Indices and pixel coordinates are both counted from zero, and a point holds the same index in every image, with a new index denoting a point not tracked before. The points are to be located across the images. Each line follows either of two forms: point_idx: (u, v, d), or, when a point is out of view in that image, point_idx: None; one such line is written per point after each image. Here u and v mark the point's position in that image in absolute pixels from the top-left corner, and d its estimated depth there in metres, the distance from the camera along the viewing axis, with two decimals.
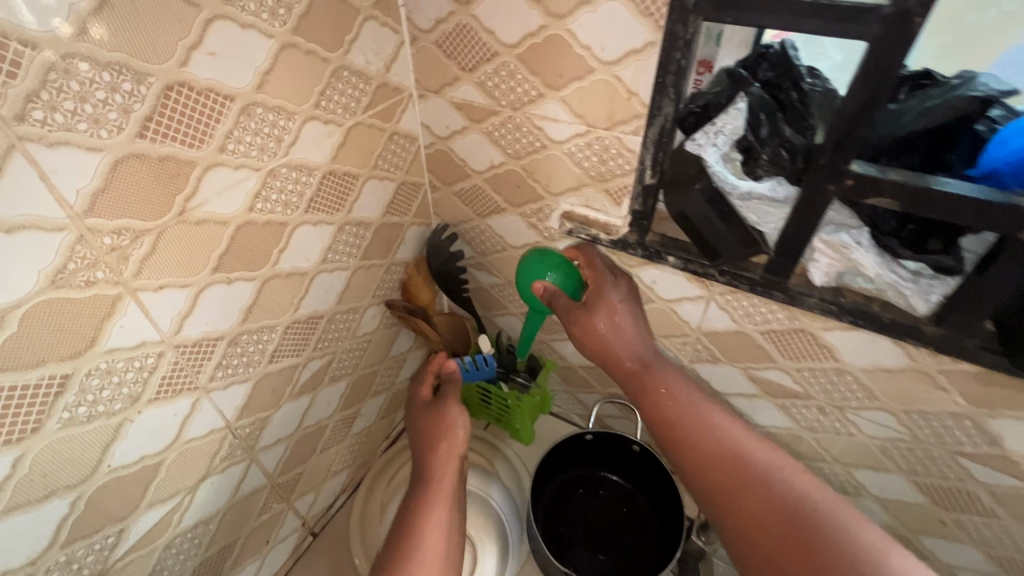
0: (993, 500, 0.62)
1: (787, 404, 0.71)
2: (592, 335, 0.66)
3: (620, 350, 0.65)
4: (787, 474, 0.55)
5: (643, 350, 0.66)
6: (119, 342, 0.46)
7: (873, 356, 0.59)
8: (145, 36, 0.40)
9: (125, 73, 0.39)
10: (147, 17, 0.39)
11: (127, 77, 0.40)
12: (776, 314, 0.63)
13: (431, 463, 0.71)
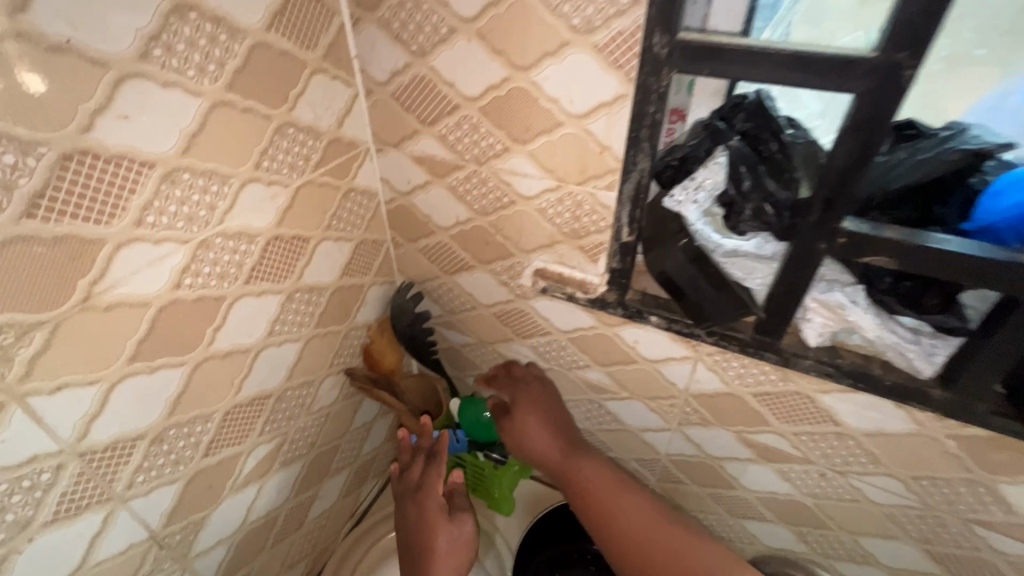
0: (1012, 569, 0.58)
1: (784, 468, 0.66)
2: (517, 438, 0.73)
3: (540, 446, 0.71)
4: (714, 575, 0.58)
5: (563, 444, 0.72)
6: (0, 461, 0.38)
7: (875, 419, 0.55)
8: (31, 101, 0.34)
9: (6, 143, 0.33)
10: (34, 79, 0.33)
11: (10, 147, 0.33)
12: (769, 376, 0.58)
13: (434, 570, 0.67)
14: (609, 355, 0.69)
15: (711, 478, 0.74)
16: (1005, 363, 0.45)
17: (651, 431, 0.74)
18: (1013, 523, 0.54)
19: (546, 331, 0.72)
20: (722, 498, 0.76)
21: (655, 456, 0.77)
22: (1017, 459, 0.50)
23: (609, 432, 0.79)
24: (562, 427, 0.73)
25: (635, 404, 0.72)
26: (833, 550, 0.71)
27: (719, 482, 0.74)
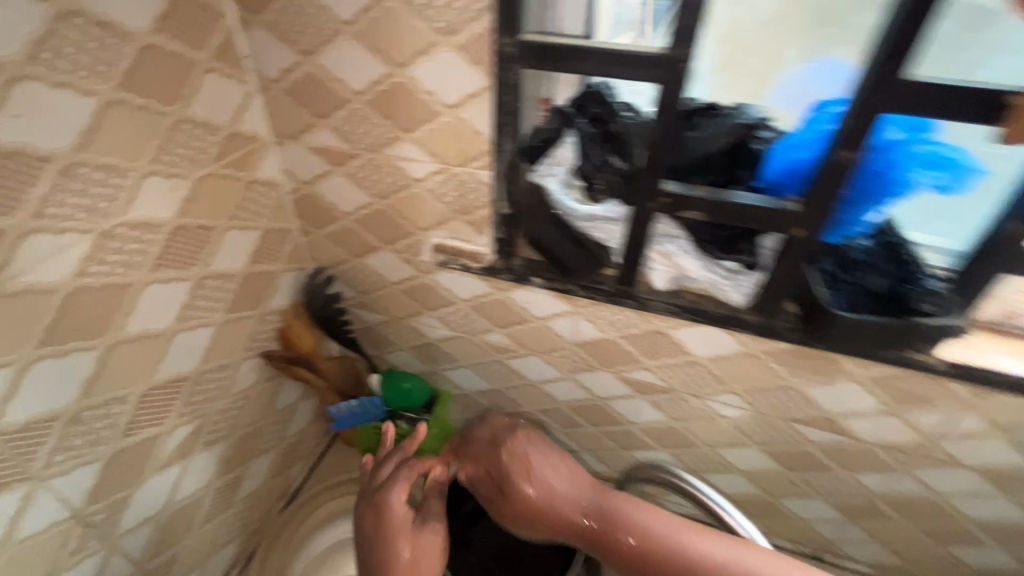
0: (824, 455, 0.73)
1: (656, 399, 0.78)
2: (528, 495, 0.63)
3: (568, 511, 0.60)
4: None
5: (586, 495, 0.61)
6: None
7: (711, 345, 0.68)
8: None
9: None
10: None
11: None
12: (632, 319, 0.70)
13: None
14: (506, 317, 0.78)
15: (604, 418, 0.86)
16: (789, 288, 0.59)
17: (550, 382, 0.85)
18: (819, 417, 0.69)
19: (451, 301, 0.80)
20: (615, 434, 0.88)
21: (557, 406, 0.88)
22: (810, 364, 0.64)
23: (516, 388, 0.89)
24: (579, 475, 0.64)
25: (534, 359, 0.82)
26: (704, 466, 0.84)
27: (610, 420, 0.85)
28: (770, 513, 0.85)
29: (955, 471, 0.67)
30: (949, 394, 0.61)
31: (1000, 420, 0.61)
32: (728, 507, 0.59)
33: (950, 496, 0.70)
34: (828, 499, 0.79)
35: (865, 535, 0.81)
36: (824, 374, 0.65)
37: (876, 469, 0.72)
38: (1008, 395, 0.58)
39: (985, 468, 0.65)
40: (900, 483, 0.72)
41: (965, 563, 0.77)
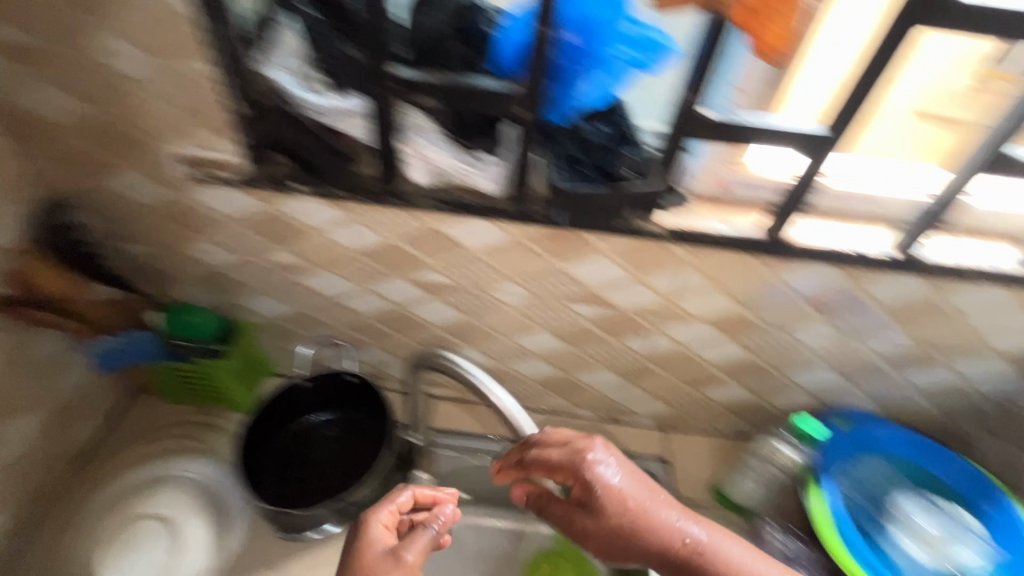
0: (597, 327, 0.82)
1: (449, 297, 0.82)
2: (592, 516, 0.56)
3: (665, 537, 0.55)
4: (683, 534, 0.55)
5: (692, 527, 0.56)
6: None
7: (479, 236, 0.71)
8: None
9: None
10: None
11: None
12: (403, 219, 0.71)
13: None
14: (285, 233, 0.75)
15: (410, 325, 0.88)
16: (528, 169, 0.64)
17: (350, 297, 0.84)
18: (585, 294, 0.77)
19: (220, 221, 0.75)
20: (425, 340, 0.90)
21: (364, 320, 0.88)
22: (563, 243, 0.70)
23: (320, 308, 0.87)
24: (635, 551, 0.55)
25: (325, 274, 0.81)
26: (507, 356, 0.91)
27: (416, 326, 0.88)
28: (570, 388, 0.96)
29: (693, 324, 0.80)
30: (674, 257, 0.70)
31: (713, 274, 0.72)
32: (489, 381, 0.63)
33: (694, 346, 0.83)
34: (610, 367, 0.90)
35: (643, 392, 0.95)
36: (578, 252, 0.71)
37: (637, 333, 0.82)
38: (714, 251, 0.69)
39: (713, 317, 0.78)
40: (657, 342, 0.83)
41: (716, 400, 0.94)
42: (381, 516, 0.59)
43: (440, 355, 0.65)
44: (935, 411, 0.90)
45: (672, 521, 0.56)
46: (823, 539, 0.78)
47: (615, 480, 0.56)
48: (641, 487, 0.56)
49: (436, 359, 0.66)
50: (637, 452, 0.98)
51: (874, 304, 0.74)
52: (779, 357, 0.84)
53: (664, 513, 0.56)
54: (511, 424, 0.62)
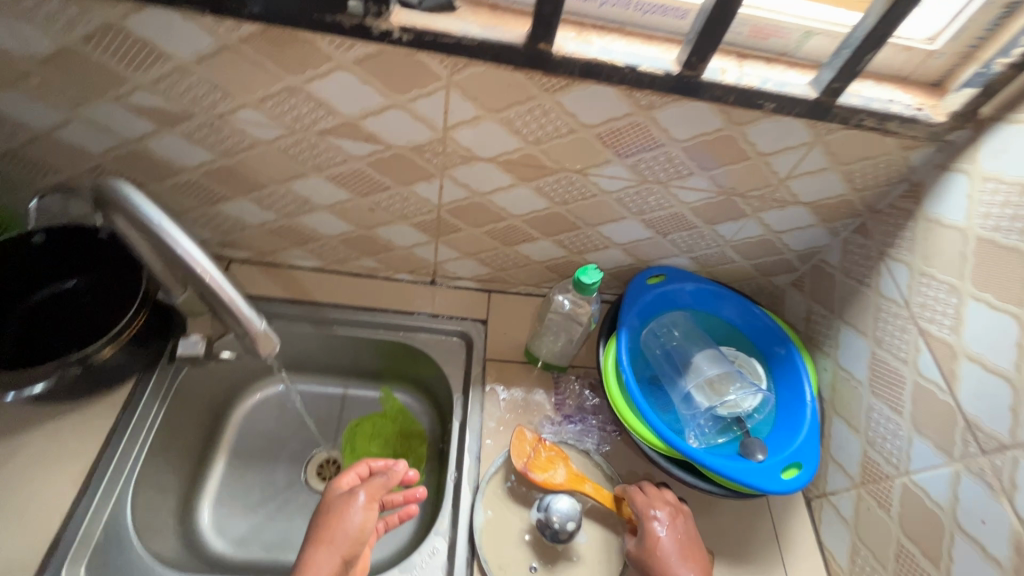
0: (376, 170, 0.71)
1: (186, 130, 0.66)
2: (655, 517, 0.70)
3: (673, 530, 0.69)
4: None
5: (689, 542, 0.69)
6: None
7: (180, 37, 0.56)
8: None
9: None
10: None
11: None
12: (66, 8, 0.53)
13: (306, 560, 0.67)
14: None
15: (157, 169, 0.73)
16: None
17: (62, 129, 0.67)
18: (343, 125, 0.64)
19: None
20: (186, 188, 0.76)
21: (97, 162, 0.72)
22: (288, 48, 0.56)
23: (33, 146, 0.70)
24: (688, 529, 0.70)
25: (11, 95, 0.63)
26: (288, 208, 0.79)
27: (163, 170, 0.73)
28: (375, 248, 0.87)
29: (479, 166, 0.70)
30: (429, 73, 0.58)
31: (482, 98, 0.61)
32: (166, 221, 0.52)
33: (489, 194, 0.74)
34: (410, 221, 0.80)
35: (454, 251, 0.87)
36: (314, 64, 0.58)
37: (422, 177, 0.72)
38: (472, 64, 0.57)
39: (499, 157, 0.68)
40: (447, 188, 0.74)
41: (531, 259, 0.88)
42: (344, 480, 0.76)
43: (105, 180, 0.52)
44: (746, 267, 0.88)
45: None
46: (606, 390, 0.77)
47: (661, 533, 0.68)
48: (684, 539, 0.69)
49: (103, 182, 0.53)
50: (454, 315, 0.93)
51: (668, 139, 0.66)
52: (586, 209, 0.77)
53: (682, 574, 0.66)
54: (190, 270, 0.54)
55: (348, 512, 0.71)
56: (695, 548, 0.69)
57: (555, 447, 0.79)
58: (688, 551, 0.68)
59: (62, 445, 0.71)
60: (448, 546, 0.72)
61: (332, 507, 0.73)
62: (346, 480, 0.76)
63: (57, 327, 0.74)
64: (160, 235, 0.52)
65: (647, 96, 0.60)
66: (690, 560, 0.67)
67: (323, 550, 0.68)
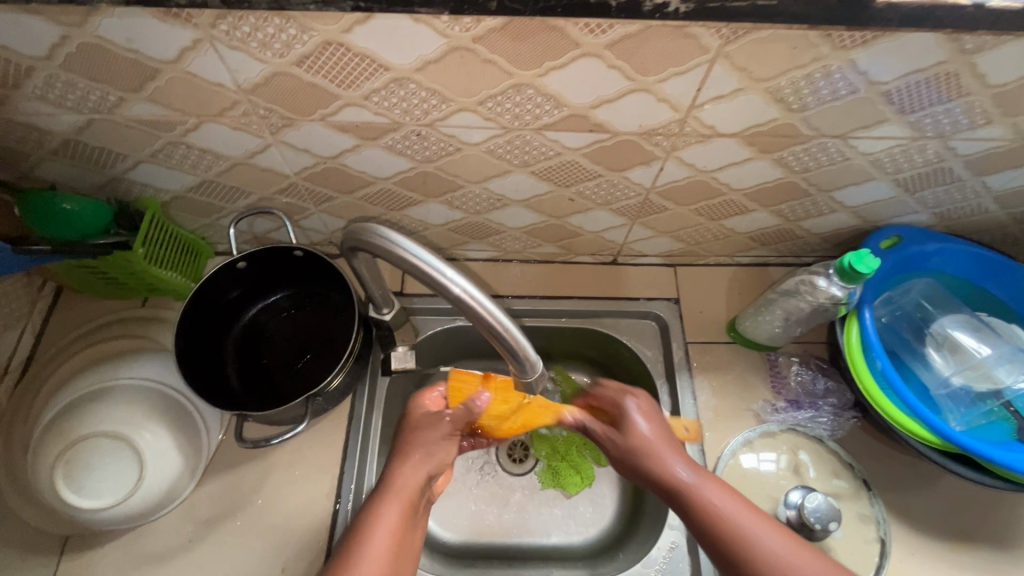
0: (591, 160, 0.62)
1: (390, 142, 0.60)
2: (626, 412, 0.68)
3: (643, 424, 0.66)
4: (697, 473, 0.61)
5: (664, 439, 0.65)
6: None
7: (408, 46, 0.48)
8: None
9: None
10: None
11: None
12: (285, 30, 0.46)
13: (397, 480, 0.59)
14: (129, 70, 0.51)
15: (350, 183, 0.68)
16: None
17: (260, 155, 0.63)
18: (569, 117, 0.56)
19: (29, 67, 0.51)
20: (375, 197, 0.71)
21: (289, 182, 0.68)
22: (531, 41, 0.47)
23: (228, 173, 0.66)
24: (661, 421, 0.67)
25: (214, 127, 0.59)
26: (479, 206, 0.73)
27: (355, 183, 0.68)
28: (561, 235, 0.80)
29: (716, 143, 0.59)
30: (695, 46, 0.47)
31: (753, 68, 0.50)
32: (474, 291, 0.46)
33: (716, 170, 0.64)
34: (610, 207, 0.72)
35: (649, 231, 0.79)
36: (556, 56, 0.48)
37: (642, 162, 0.63)
38: (757, 29, 0.45)
39: (744, 131, 0.58)
40: (668, 170, 0.64)
41: (735, 230, 0.78)
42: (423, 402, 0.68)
43: (389, 243, 0.47)
44: (1003, 218, 0.74)
45: (668, 461, 0.62)
46: (861, 389, 0.69)
47: (641, 424, 0.66)
48: (664, 432, 0.66)
49: (381, 243, 0.47)
50: (644, 296, 0.86)
51: (978, 87, 0.52)
52: (828, 175, 0.65)
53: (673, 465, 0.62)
54: (492, 334, 0.48)
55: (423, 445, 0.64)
56: (672, 446, 0.64)
57: (435, 391, 0.69)
58: (670, 444, 0.64)
59: (306, 461, 0.73)
60: (686, 540, 0.76)
61: (415, 424, 0.66)
62: (433, 398, 0.68)
63: (281, 347, 0.76)
64: (470, 307, 0.46)
65: (979, 37, 0.47)
66: (661, 451, 0.63)
67: (407, 464, 0.62)
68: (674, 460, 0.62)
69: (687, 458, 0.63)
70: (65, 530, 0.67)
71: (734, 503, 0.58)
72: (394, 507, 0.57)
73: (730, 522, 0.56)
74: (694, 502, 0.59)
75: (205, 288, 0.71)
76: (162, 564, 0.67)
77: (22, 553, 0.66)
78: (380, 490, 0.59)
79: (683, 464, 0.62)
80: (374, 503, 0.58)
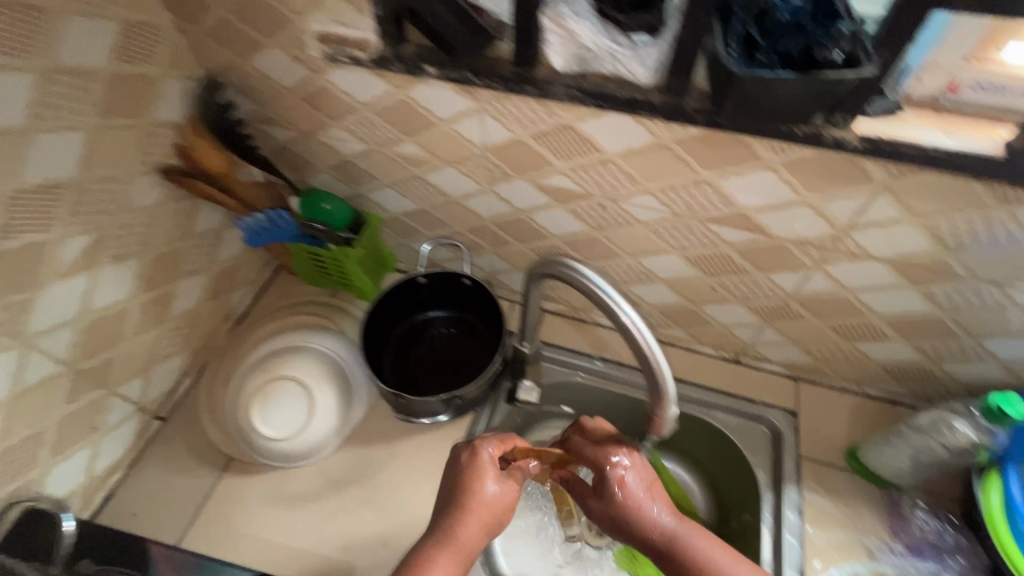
0: (742, 256, 0.71)
1: (575, 207, 0.75)
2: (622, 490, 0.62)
3: (653, 514, 0.61)
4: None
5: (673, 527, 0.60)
6: None
7: (623, 138, 0.62)
8: None
9: None
10: None
11: None
12: (539, 113, 0.64)
13: (460, 539, 0.58)
14: (416, 124, 0.72)
15: (529, 234, 0.83)
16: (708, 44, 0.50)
17: (473, 197, 0.81)
18: (733, 215, 0.66)
19: (353, 109, 0.74)
20: (542, 250, 0.85)
21: (482, 223, 0.85)
22: (722, 150, 0.59)
23: (441, 207, 0.85)
24: (658, 492, 0.63)
25: (450, 171, 0.78)
26: (627, 277, 0.83)
27: (534, 235, 0.83)
28: (692, 321, 0.87)
29: (865, 264, 0.66)
30: (864, 177, 0.57)
31: (914, 204, 0.57)
32: (640, 324, 0.55)
33: (860, 290, 0.70)
34: (747, 304, 0.79)
35: (780, 336, 0.83)
36: (738, 164, 0.60)
37: (789, 267, 0.70)
38: (923, 172, 0.54)
39: (896, 258, 0.64)
40: (813, 280, 0.71)
41: (869, 356, 0.80)
42: (492, 450, 0.63)
43: (580, 275, 0.57)
44: None
45: (693, 546, 0.59)
46: (1008, 560, 0.64)
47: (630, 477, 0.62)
48: (643, 472, 0.64)
49: (572, 275, 0.58)
50: (762, 400, 0.88)
51: None
52: (977, 319, 0.68)
53: (655, 512, 0.61)
54: (649, 368, 0.56)
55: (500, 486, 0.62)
56: (702, 537, 0.60)
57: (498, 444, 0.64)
58: (652, 484, 0.63)
59: (426, 457, 0.83)
60: None
61: (483, 492, 0.60)
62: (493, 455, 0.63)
63: (432, 354, 0.89)
64: (633, 337, 0.55)
65: None
66: (697, 544, 0.59)
67: (472, 523, 0.60)
68: (719, 557, 0.58)
69: (720, 547, 0.60)
70: (234, 451, 0.81)
71: (728, 556, 0.59)
72: (452, 564, 0.58)
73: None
74: None
75: (395, 290, 0.88)
76: (294, 507, 0.78)
77: (197, 462, 0.81)
78: (437, 538, 0.59)
79: (715, 562, 0.58)
80: (433, 553, 0.58)
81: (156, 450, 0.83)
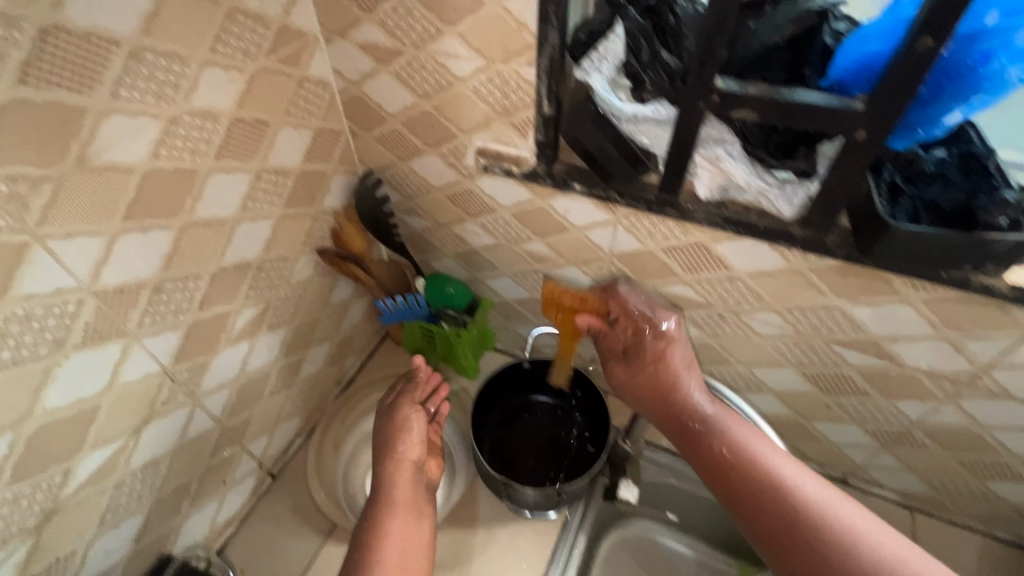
0: (865, 379, 0.71)
1: (692, 314, 0.78)
2: (657, 357, 0.69)
3: (689, 401, 0.66)
4: (780, 464, 0.58)
5: (706, 408, 0.65)
6: (80, 275, 0.52)
7: (755, 261, 0.66)
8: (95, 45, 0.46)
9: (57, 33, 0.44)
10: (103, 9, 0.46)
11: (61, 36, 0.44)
12: (674, 232, 0.68)
13: (399, 493, 0.67)
14: (549, 227, 0.79)
15: None
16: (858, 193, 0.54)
17: None
18: (861, 340, 0.67)
19: (492, 209, 0.81)
20: None
21: None
22: (859, 283, 0.62)
23: None
24: (695, 369, 0.68)
25: (572, 269, 0.83)
26: (736, 383, 0.84)
27: None
28: (800, 434, 0.86)
29: (1003, 404, 0.65)
30: (1012, 323, 0.57)
31: None
32: None
33: (995, 429, 0.68)
34: (864, 425, 0.77)
35: (897, 461, 0.80)
36: (874, 295, 0.62)
37: (916, 396, 0.70)
38: None
39: None
40: (943, 412, 0.69)
41: (1000, 496, 0.76)
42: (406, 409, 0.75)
43: None
44: None
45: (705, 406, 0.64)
46: None
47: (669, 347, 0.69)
48: (687, 354, 0.69)
49: None
50: None
51: None
52: None
53: (688, 381, 0.67)
54: None
55: (415, 425, 0.73)
56: (739, 419, 0.63)
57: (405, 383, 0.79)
58: (693, 366, 0.68)
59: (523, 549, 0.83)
60: None
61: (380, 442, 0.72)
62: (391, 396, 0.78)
63: (532, 440, 0.91)
64: None
65: None
66: (726, 419, 0.63)
67: (400, 473, 0.69)
68: (762, 449, 0.60)
69: (771, 442, 0.60)
70: (339, 518, 0.84)
71: (762, 441, 0.60)
72: (399, 514, 0.65)
73: (751, 455, 0.59)
74: (773, 485, 0.57)
75: (504, 373, 0.92)
76: None
77: (304, 523, 0.85)
78: (380, 506, 0.66)
79: (745, 440, 0.60)
80: (372, 525, 0.63)
81: (267, 506, 0.87)
